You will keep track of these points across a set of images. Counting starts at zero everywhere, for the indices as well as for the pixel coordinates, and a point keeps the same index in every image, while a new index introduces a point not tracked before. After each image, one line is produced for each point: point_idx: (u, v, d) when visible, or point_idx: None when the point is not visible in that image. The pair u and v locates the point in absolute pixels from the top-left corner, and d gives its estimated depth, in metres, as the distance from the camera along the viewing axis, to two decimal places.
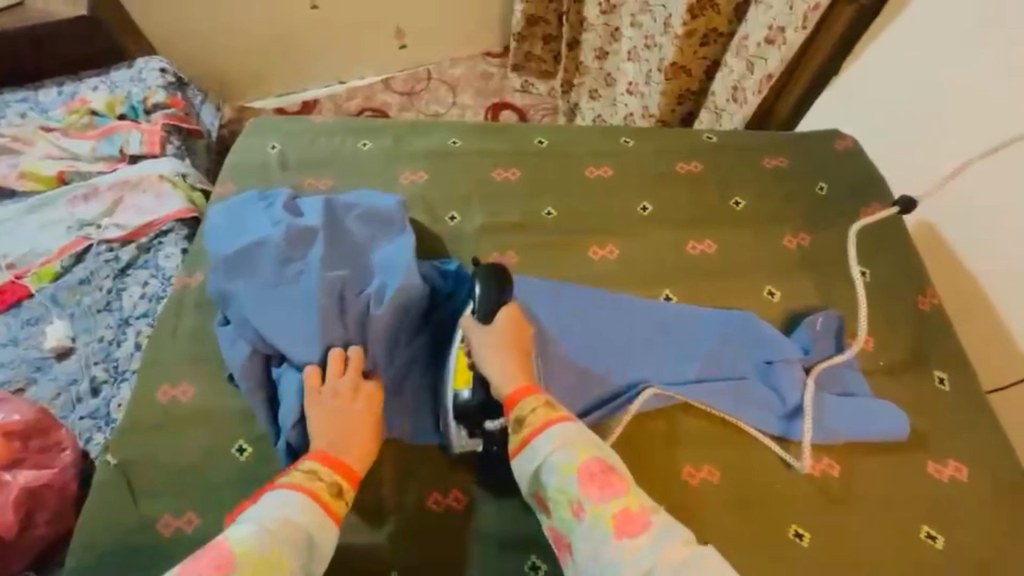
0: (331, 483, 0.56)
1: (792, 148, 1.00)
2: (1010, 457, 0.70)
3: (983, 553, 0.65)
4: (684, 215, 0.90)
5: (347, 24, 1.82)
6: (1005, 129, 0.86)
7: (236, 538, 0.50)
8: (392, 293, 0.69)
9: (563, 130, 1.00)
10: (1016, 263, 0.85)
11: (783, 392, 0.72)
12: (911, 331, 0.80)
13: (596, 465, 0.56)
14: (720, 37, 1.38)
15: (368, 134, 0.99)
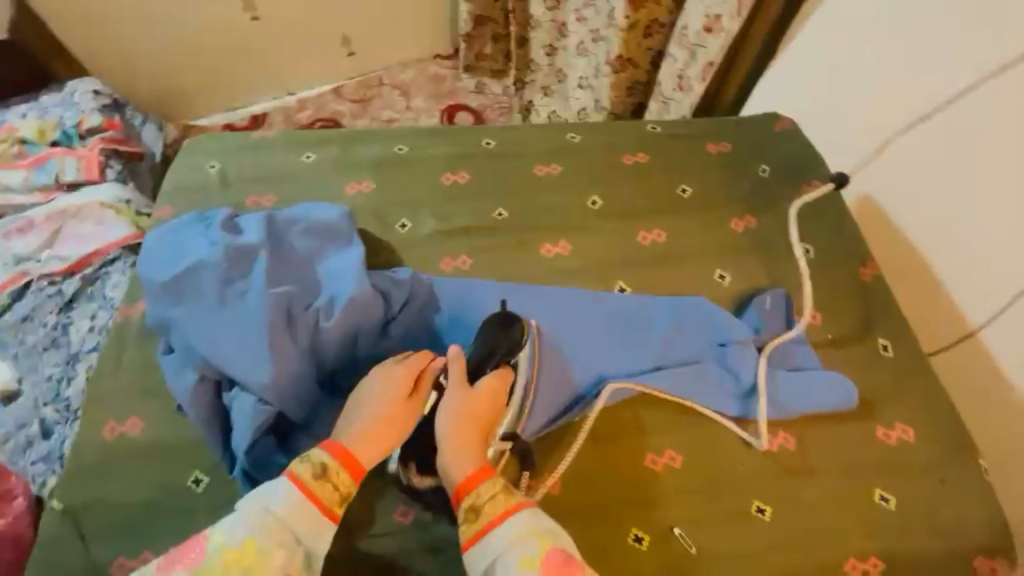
0: (316, 467, 0.57)
1: (734, 134, 1.02)
2: (952, 415, 0.73)
3: (933, 510, 0.67)
4: (634, 205, 0.92)
5: (291, 34, 1.79)
6: (927, 102, 0.91)
7: (219, 529, 0.53)
8: (343, 306, 0.68)
9: (511, 130, 1.00)
10: (948, 229, 0.89)
11: (737, 373, 0.74)
12: (856, 303, 0.83)
13: (558, 559, 0.53)
14: (662, 28, 1.40)
15: (312, 146, 0.97)
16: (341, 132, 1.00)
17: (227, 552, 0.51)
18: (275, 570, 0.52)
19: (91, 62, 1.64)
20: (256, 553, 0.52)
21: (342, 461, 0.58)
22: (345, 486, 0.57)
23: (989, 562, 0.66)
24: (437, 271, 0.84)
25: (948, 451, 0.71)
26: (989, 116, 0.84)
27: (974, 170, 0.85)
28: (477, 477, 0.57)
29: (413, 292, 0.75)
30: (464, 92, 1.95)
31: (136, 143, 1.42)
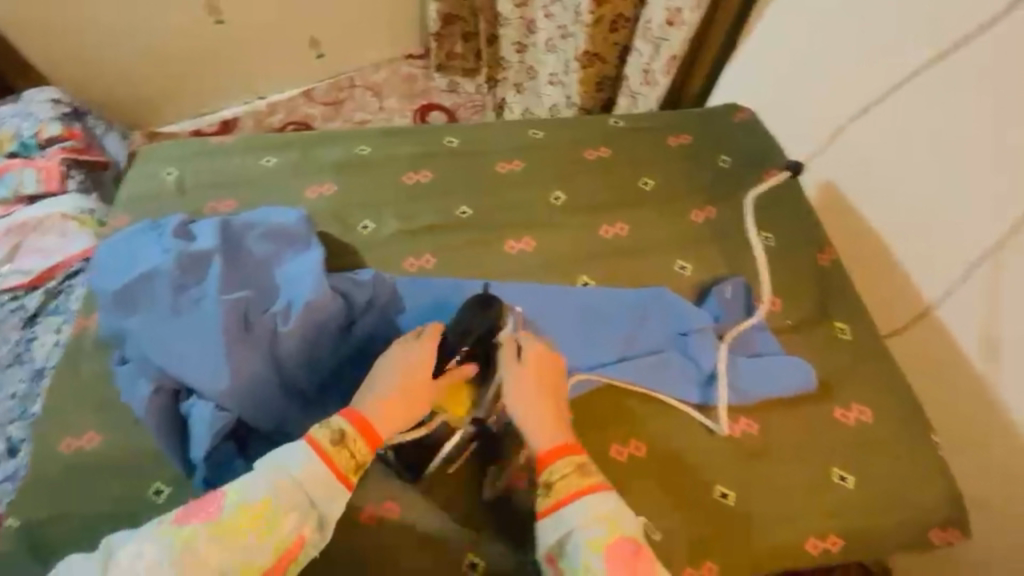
0: (335, 433, 0.60)
1: (694, 126, 1.03)
2: (907, 394, 0.75)
3: (889, 486, 0.69)
4: (597, 199, 0.92)
5: (258, 37, 1.77)
6: (875, 89, 0.94)
7: (238, 488, 0.56)
8: (300, 309, 0.67)
9: (474, 128, 1.00)
10: (900, 213, 0.92)
11: (698, 361, 0.75)
12: (814, 287, 0.84)
13: (627, 546, 0.56)
14: (626, 23, 1.41)
15: (272, 150, 0.96)
16: (301, 135, 0.99)
17: (243, 507, 0.55)
18: (288, 528, 0.55)
19: (52, 71, 1.61)
20: (272, 511, 0.55)
21: (360, 429, 0.60)
22: (361, 455, 0.60)
23: (943, 531, 0.68)
24: (400, 270, 0.84)
25: (905, 428, 0.73)
26: (931, 98, 0.87)
27: (920, 151, 0.89)
28: (565, 449, 0.62)
29: (375, 293, 0.74)
30: (436, 91, 1.93)
31: (98, 151, 1.39)
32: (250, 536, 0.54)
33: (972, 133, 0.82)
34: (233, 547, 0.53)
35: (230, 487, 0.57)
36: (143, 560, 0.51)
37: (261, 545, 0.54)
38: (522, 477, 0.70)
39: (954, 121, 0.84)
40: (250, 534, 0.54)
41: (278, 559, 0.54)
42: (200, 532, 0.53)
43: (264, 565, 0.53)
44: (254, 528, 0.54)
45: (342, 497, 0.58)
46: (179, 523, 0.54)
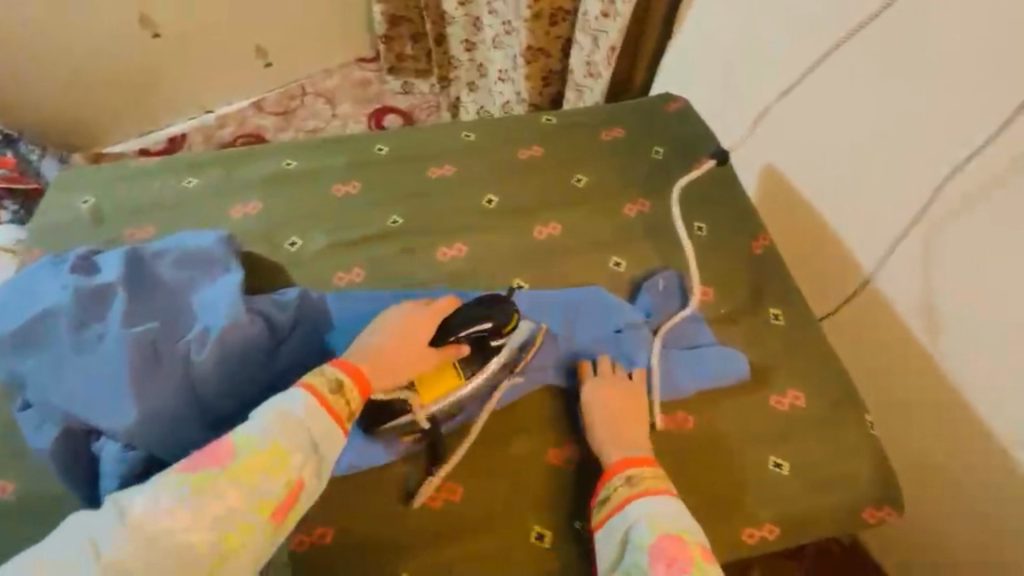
0: (332, 381, 0.60)
1: (627, 118, 1.03)
2: (843, 375, 0.76)
3: (826, 470, 0.70)
4: (531, 199, 0.91)
5: (197, 50, 1.73)
6: (798, 69, 0.96)
7: (238, 434, 0.54)
8: (216, 334, 0.65)
9: (403, 135, 0.98)
10: (830, 191, 0.95)
11: (632, 358, 0.75)
12: (751, 274, 0.85)
13: (668, 542, 0.55)
14: (567, 15, 1.39)
15: (194, 170, 0.93)
16: (222, 151, 0.96)
17: (253, 447, 0.53)
18: (297, 468, 0.54)
19: None
20: (282, 450, 0.53)
21: (354, 379, 0.61)
22: (357, 402, 0.61)
23: (877, 510, 0.69)
24: (330, 286, 0.81)
25: (838, 411, 0.73)
26: (850, 73, 0.88)
27: (844, 128, 0.91)
28: (633, 460, 0.63)
29: (303, 312, 0.72)
30: (391, 94, 1.90)
31: (34, 177, 1.33)
32: (264, 474, 0.52)
33: (889, 105, 0.84)
34: (250, 487, 0.51)
35: (234, 432, 0.54)
36: (155, 506, 0.48)
37: (276, 483, 0.52)
38: (455, 490, 0.69)
39: (873, 103, 0.86)
40: (264, 471, 0.52)
41: (292, 497, 0.53)
42: (214, 476, 0.50)
43: (281, 502, 0.52)
44: (267, 466, 0.52)
45: (342, 440, 0.58)
46: (186, 469, 0.51)
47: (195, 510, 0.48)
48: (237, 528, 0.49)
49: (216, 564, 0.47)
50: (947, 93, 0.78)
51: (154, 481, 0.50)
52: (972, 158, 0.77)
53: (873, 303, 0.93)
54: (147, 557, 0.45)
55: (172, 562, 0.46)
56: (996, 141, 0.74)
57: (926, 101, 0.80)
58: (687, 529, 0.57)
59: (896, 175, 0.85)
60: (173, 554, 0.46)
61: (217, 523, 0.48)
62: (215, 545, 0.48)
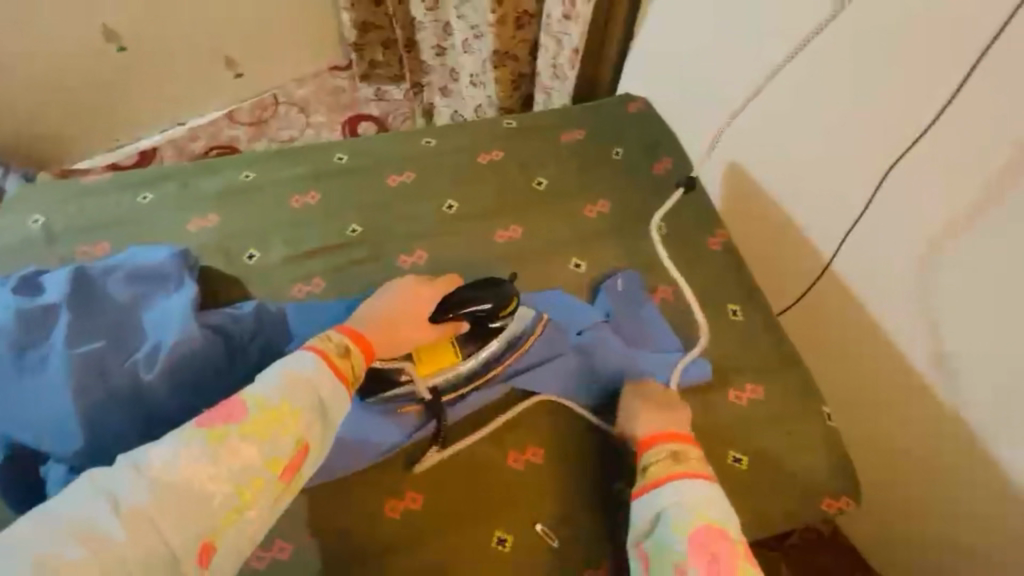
0: (339, 346, 0.67)
1: (581, 117, 1.09)
2: (793, 363, 0.85)
3: (780, 455, 0.79)
4: (486, 203, 0.97)
5: (162, 63, 1.72)
6: (757, 73, 1.02)
7: (250, 392, 0.60)
8: (165, 351, 0.71)
9: (362, 144, 1.03)
10: (793, 187, 1.02)
11: (592, 358, 0.83)
12: (708, 272, 0.93)
13: (708, 534, 0.58)
14: (532, 18, 1.39)
15: (148, 186, 0.97)
16: (173, 166, 0.99)
17: (267, 407, 0.59)
18: (306, 424, 0.60)
19: None
20: (292, 406, 0.60)
21: (355, 342, 0.69)
22: (360, 365, 0.69)
23: (835, 500, 0.78)
24: (289, 298, 0.86)
25: (791, 399, 0.83)
26: (806, 76, 0.95)
27: (802, 125, 0.98)
28: (669, 435, 0.70)
29: (261, 320, 0.78)
30: (365, 102, 1.91)
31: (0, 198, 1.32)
32: (276, 431, 0.58)
33: (841, 105, 0.92)
34: (263, 441, 0.57)
35: (247, 391, 0.60)
36: (178, 456, 0.54)
37: (288, 439, 0.59)
38: (416, 498, 0.76)
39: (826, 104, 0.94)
40: (277, 430, 0.58)
41: (302, 453, 0.60)
42: (230, 431, 0.57)
43: (292, 457, 0.59)
44: (279, 424, 0.59)
45: (346, 402, 0.65)
46: (205, 424, 0.57)
47: (216, 462, 0.55)
48: (255, 478, 0.56)
49: (236, 508, 0.55)
50: (892, 90, 0.85)
51: (174, 435, 0.56)
52: (906, 158, 0.86)
53: (832, 290, 1.01)
54: (172, 504, 0.52)
55: (195, 508, 0.53)
56: (934, 133, 0.82)
57: (863, 111, 0.89)
58: (729, 524, 0.60)
59: (849, 159, 0.93)
60: (197, 497, 0.53)
61: (235, 474, 0.55)
62: (234, 492, 0.55)
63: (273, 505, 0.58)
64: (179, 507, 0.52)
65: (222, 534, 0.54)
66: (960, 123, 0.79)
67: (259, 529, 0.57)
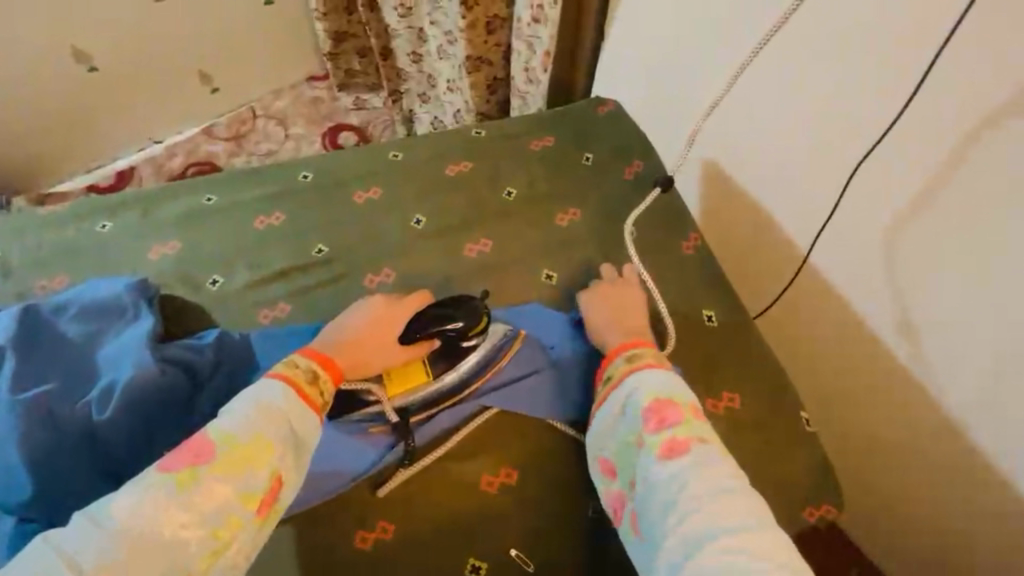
0: (306, 371, 0.74)
1: (550, 127, 1.21)
2: (759, 351, 0.97)
3: (756, 451, 0.89)
4: (453, 219, 1.08)
5: (135, 82, 1.75)
6: (729, 78, 1.10)
7: (216, 432, 0.65)
8: (118, 387, 0.75)
9: (326, 163, 1.14)
10: (769, 182, 1.10)
11: (567, 369, 0.91)
12: (680, 270, 1.04)
13: (658, 405, 0.73)
14: (503, 22, 1.44)
15: (110, 215, 1.06)
16: (164, 189, 1.11)
17: (235, 446, 0.64)
18: (277, 458, 0.66)
19: None
20: (263, 439, 0.65)
21: (323, 366, 0.76)
22: (329, 390, 0.75)
23: (815, 508, 0.87)
24: (255, 323, 0.96)
25: (764, 384, 0.94)
26: (769, 78, 1.03)
27: (776, 121, 1.04)
28: (629, 343, 0.83)
29: (223, 348, 0.85)
30: (344, 111, 1.93)
31: None
32: (250, 468, 0.63)
33: (804, 105, 0.99)
34: (227, 480, 0.62)
35: (215, 430, 0.65)
36: (140, 508, 0.58)
37: (261, 475, 0.64)
38: (387, 529, 0.81)
39: (800, 104, 1.00)
40: (251, 466, 0.64)
41: (275, 487, 0.65)
42: (200, 472, 0.61)
43: (265, 493, 0.64)
44: (251, 461, 0.64)
45: (317, 428, 0.71)
46: (172, 469, 0.61)
47: (190, 508, 0.59)
48: (231, 518, 0.61)
49: (215, 550, 0.59)
50: (848, 86, 0.92)
51: (137, 486, 0.59)
52: (866, 156, 0.94)
53: (803, 274, 1.11)
54: (147, 557, 0.55)
55: (172, 557, 0.57)
56: (891, 130, 0.89)
57: (826, 110, 0.96)
58: (676, 393, 0.73)
59: (816, 156, 1.00)
60: (170, 545, 0.57)
61: (211, 519, 0.60)
62: (210, 535, 0.59)
63: (253, 539, 0.63)
64: (156, 557, 0.56)
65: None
66: (909, 117, 0.86)
67: (243, 563, 0.62)
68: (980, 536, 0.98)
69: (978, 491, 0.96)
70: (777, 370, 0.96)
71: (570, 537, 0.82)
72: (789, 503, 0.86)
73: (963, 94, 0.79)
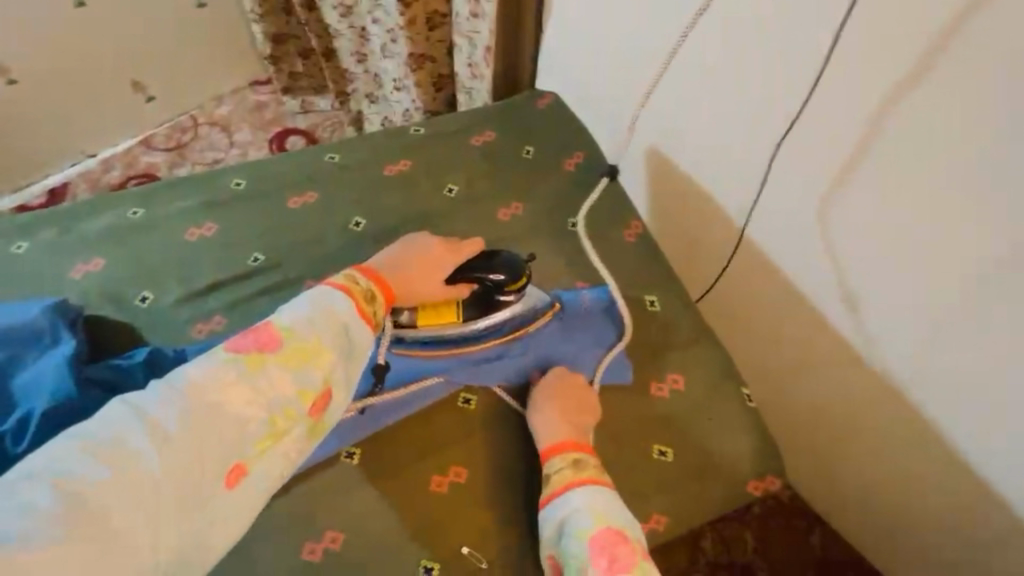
0: (366, 291, 0.80)
1: (490, 122, 1.20)
2: (706, 334, 0.99)
3: (701, 433, 0.91)
4: (398, 219, 1.06)
5: (60, 93, 1.66)
6: (666, 68, 1.11)
7: (283, 326, 0.71)
8: (36, 417, 0.71)
9: (258, 169, 1.11)
10: (710, 168, 1.12)
11: (542, 356, 0.93)
12: (628, 258, 1.06)
13: (607, 535, 0.70)
14: (444, 19, 1.42)
15: (26, 234, 1.00)
16: (81, 204, 1.05)
17: (299, 343, 0.70)
18: (334, 361, 0.72)
19: None
20: (324, 342, 0.72)
21: (379, 286, 0.82)
22: (380, 309, 0.81)
23: (761, 482, 0.90)
24: (189, 338, 0.92)
25: (710, 366, 0.96)
26: (706, 67, 1.04)
27: (715, 107, 1.06)
28: (571, 444, 0.81)
29: (156, 365, 0.83)
30: (290, 116, 1.88)
31: None
32: (309, 366, 0.70)
33: (738, 90, 1.01)
34: (290, 371, 0.69)
35: (282, 324, 0.71)
36: (216, 379, 0.65)
37: (318, 375, 0.71)
38: (336, 538, 0.79)
39: (733, 91, 1.02)
40: (308, 364, 0.70)
41: (326, 394, 0.72)
42: (268, 360, 0.68)
43: (318, 394, 0.71)
44: (310, 359, 0.70)
45: (369, 342, 0.78)
46: (243, 351, 0.68)
47: (257, 390, 0.67)
48: (289, 410, 0.68)
49: (271, 436, 0.67)
50: (780, 73, 0.94)
51: (211, 359, 0.67)
52: (796, 135, 0.97)
53: (745, 256, 1.14)
54: (213, 428, 0.63)
55: (235, 430, 0.65)
56: (810, 109, 0.93)
57: (762, 92, 0.98)
58: (626, 528, 0.71)
59: (753, 139, 1.03)
60: (238, 417, 0.65)
61: (272, 405, 0.67)
62: (268, 420, 0.67)
63: (304, 435, 0.71)
64: (219, 427, 0.64)
65: (254, 459, 0.67)
66: (837, 98, 0.89)
67: (292, 455, 0.70)
68: (923, 502, 1.02)
69: (916, 455, 1.00)
70: (722, 352, 0.98)
71: (527, 533, 0.82)
72: (736, 481, 0.89)
73: (885, 72, 0.83)
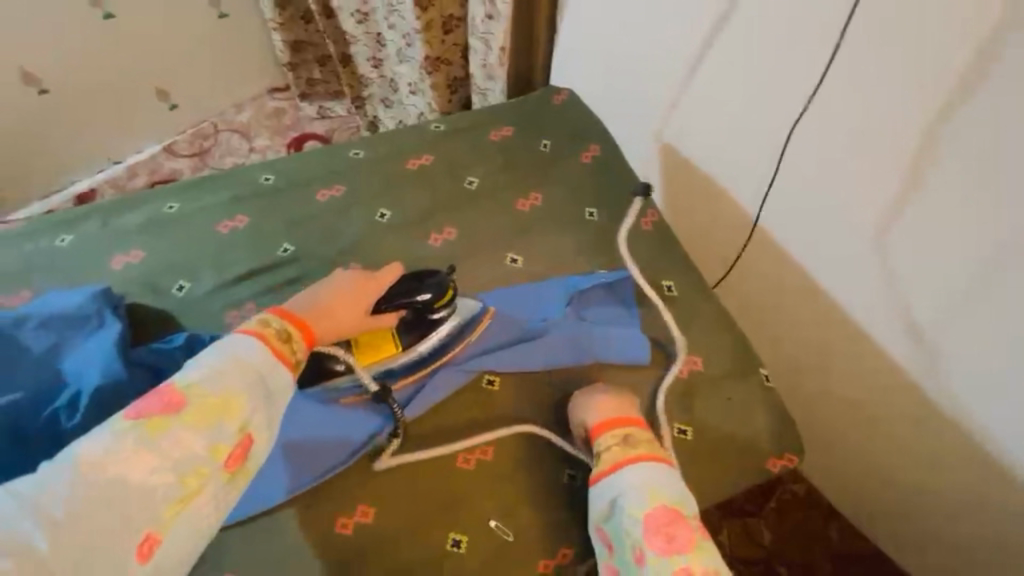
0: (279, 331, 0.72)
1: (506, 118, 1.24)
2: (723, 319, 1.01)
3: (719, 414, 0.93)
4: (417, 212, 1.10)
5: (89, 102, 1.73)
6: (677, 64, 1.13)
7: (185, 383, 0.62)
8: (86, 396, 0.76)
9: (285, 164, 1.15)
10: (721, 160, 1.14)
11: (554, 335, 0.96)
12: (643, 248, 1.08)
13: (663, 515, 0.71)
14: (459, 22, 1.45)
15: (68, 228, 1.05)
16: (119, 199, 1.10)
17: (205, 398, 0.62)
18: (249, 409, 0.64)
19: None
20: (235, 392, 0.63)
21: (297, 326, 0.75)
22: (301, 350, 0.74)
23: (778, 459, 0.91)
24: (222, 324, 0.96)
25: (727, 350, 0.98)
26: (716, 62, 1.06)
27: (726, 100, 1.08)
28: (622, 422, 0.83)
29: (196, 345, 0.87)
30: (307, 121, 1.92)
31: None
32: (221, 419, 0.62)
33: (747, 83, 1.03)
34: (198, 429, 0.60)
35: (184, 381, 0.63)
36: (112, 450, 0.56)
37: (231, 427, 0.62)
38: (368, 512, 0.83)
39: (744, 86, 1.03)
40: (219, 419, 0.61)
41: (245, 443, 0.64)
42: (171, 421, 0.59)
43: (234, 446, 0.63)
44: (221, 413, 0.62)
45: (290, 386, 0.70)
46: (141, 416, 0.59)
47: (160, 454, 0.57)
48: (200, 468, 0.60)
49: (182, 499, 0.58)
50: (787, 67, 0.96)
51: (105, 430, 0.58)
52: (806, 127, 0.98)
53: (757, 247, 1.15)
54: (116, 500, 0.54)
55: (139, 501, 0.55)
56: (815, 101, 0.95)
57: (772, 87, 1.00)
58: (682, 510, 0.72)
59: (762, 131, 1.04)
60: (139, 490, 0.55)
61: (180, 467, 0.58)
62: (177, 482, 0.58)
63: (222, 491, 0.62)
64: (120, 500, 0.54)
65: (168, 525, 0.58)
66: (847, 90, 0.90)
67: (209, 513, 0.62)
68: (933, 486, 1.03)
69: (930, 439, 1.00)
70: (737, 336, 1.00)
71: (546, 508, 0.85)
72: (751, 459, 0.91)
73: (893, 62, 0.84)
